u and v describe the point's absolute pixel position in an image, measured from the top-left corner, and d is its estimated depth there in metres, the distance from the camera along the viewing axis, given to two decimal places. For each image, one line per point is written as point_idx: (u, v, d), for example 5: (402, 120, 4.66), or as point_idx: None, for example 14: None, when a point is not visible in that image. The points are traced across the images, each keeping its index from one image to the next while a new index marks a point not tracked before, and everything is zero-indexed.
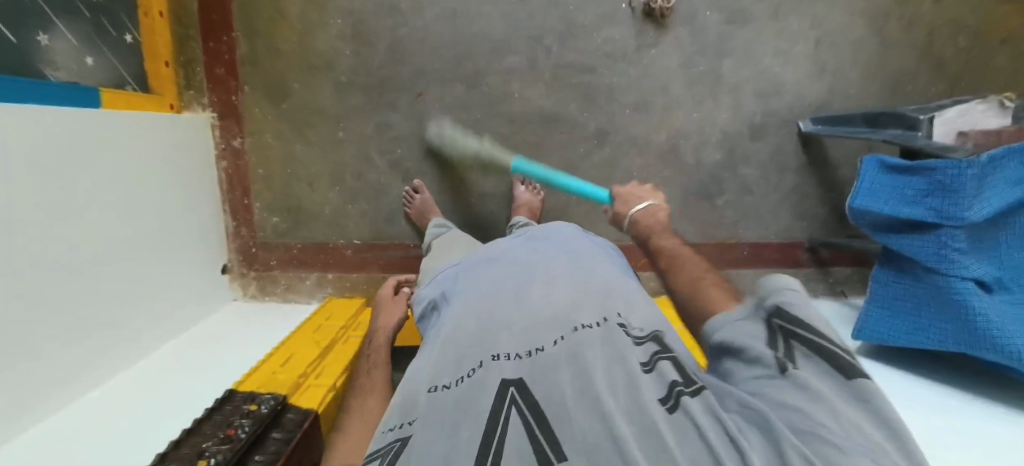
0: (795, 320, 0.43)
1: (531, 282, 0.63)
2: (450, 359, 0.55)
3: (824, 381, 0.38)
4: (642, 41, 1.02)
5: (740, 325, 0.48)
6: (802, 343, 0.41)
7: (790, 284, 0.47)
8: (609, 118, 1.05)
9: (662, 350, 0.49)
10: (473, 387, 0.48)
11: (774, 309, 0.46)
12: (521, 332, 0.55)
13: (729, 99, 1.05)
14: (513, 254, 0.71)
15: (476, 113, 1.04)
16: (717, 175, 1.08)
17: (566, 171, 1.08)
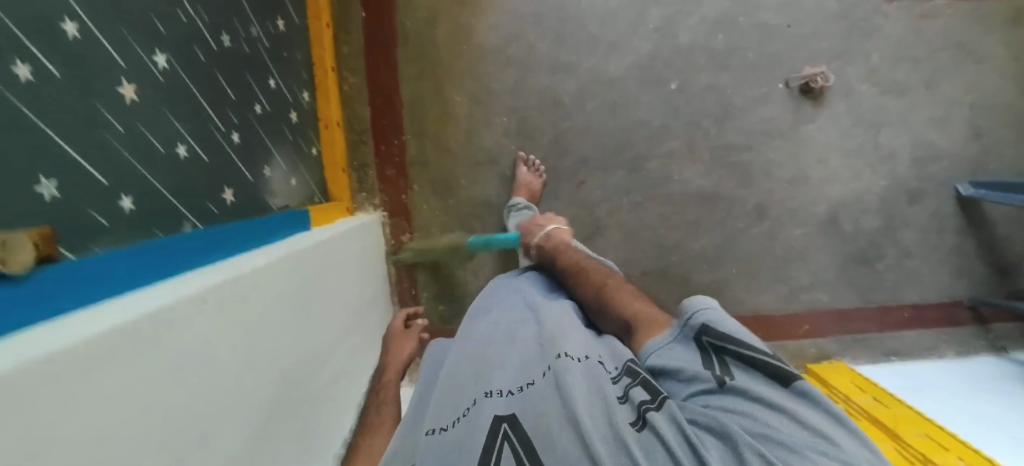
0: (722, 335, 0.53)
1: (518, 328, 0.66)
2: (446, 396, 0.57)
3: (771, 388, 0.46)
4: (800, 117, 1.02)
5: (673, 345, 0.56)
6: (739, 359, 0.50)
7: (711, 304, 0.57)
8: (768, 193, 1.05)
9: (633, 378, 0.53)
10: (469, 426, 0.50)
11: (700, 329, 0.54)
12: (511, 370, 0.58)
13: (886, 167, 1.05)
14: (502, 302, 0.73)
15: (637, 196, 1.05)
16: (876, 240, 1.09)
17: (724, 245, 1.08)
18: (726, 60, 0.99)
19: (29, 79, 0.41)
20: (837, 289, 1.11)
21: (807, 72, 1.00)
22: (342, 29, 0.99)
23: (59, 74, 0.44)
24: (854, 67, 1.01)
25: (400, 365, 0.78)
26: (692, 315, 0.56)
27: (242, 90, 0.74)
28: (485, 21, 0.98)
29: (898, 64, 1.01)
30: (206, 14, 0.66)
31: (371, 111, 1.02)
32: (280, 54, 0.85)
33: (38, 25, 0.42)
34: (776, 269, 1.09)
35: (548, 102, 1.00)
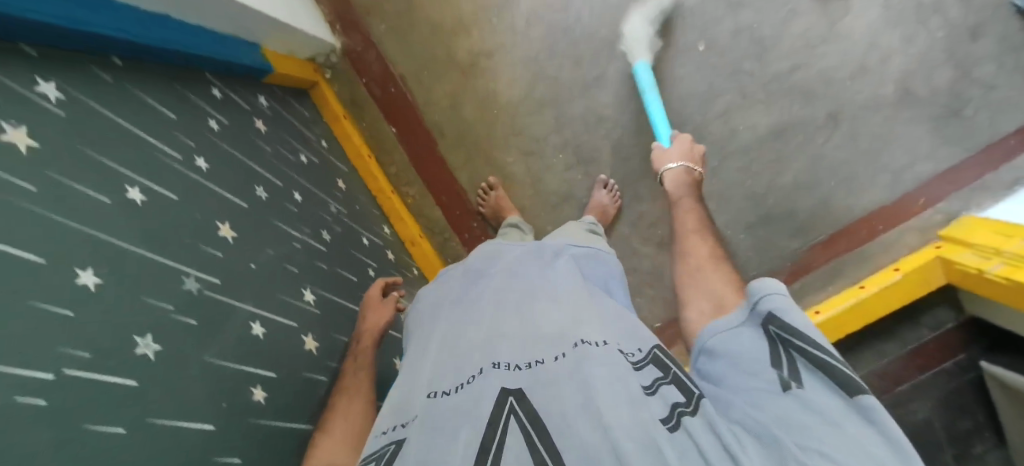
0: (791, 329, 0.37)
1: (538, 290, 0.51)
2: (444, 359, 0.44)
3: (829, 397, 0.32)
4: (833, 16, 0.97)
5: (733, 332, 0.41)
6: (805, 361, 0.34)
7: (781, 287, 0.41)
8: (835, 99, 0.99)
9: (665, 371, 0.39)
10: (463, 404, 0.37)
11: (766, 320, 0.39)
12: (534, 340, 0.43)
13: (939, 19, 0.95)
14: (505, 259, 0.60)
15: (712, 161, 1.03)
16: (956, 90, 0.97)
17: (813, 167, 1.02)
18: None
19: (265, 396, 0.47)
20: (939, 154, 0.99)
21: None
22: (382, 152, 1.00)
23: (274, 372, 0.49)
24: None
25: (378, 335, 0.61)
26: (758, 298, 0.41)
27: (356, 266, 0.76)
28: (503, 75, 0.96)
29: None
30: (306, 224, 0.69)
31: (440, 209, 1.02)
32: (355, 210, 0.87)
33: (244, 347, 0.47)
34: (870, 164, 1.01)
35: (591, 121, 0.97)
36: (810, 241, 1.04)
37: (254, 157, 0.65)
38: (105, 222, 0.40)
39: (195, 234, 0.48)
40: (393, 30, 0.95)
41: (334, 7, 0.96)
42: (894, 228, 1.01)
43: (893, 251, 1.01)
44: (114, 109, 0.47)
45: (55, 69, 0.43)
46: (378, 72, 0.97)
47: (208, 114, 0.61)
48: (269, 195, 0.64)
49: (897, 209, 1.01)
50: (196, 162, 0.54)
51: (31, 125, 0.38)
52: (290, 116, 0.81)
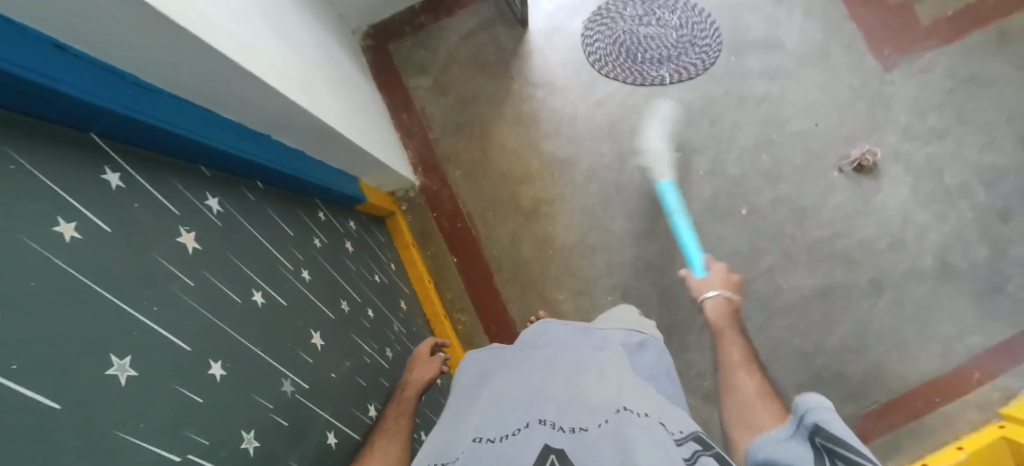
0: (840, 437, 0.40)
1: (585, 363, 0.49)
2: (489, 414, 0.44)
3: None
4: (866, 193, 1.05)
5: (781, 445, 0.44)
6: (853, 464, 0.37)
7: (825, 404, 0.44)
8: (876, 268, 1.04)
9: (706, 447, 0.37)
10: (508, 455, 0.37)
11: (813, 430, 0.43)
12: (580, 404, 0.42)
13: (966, 202, 1.05)
14: (551, 334, 0.57)
15: (759, 317, 1.04)
16: (994, 266, 1.03)
17: (861, 329, 1.03)
18: (778, 173, 1.05)
19: None
20: (988, 327, 1.02)
21: (854, 155, 1.04)
22: (442, 279, 1.06)
23: None
24: (890, 132, 1.05)
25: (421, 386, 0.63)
26: (806, 412, 0.44)
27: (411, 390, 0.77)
28: (562, 222, 1.06)
29: (925, 114, 1.06)
30: (374, 340, 0.71)
31: (490, 338, 1.04)
32: (414, 332, 0.91)
33: (321, 459, 0.49)
34: (919, 331, 1.03)
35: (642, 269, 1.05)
36: (864, 407, 1.02)
37: (342, 273, 0.71)
38: (234, 319, 0.44)
39: (296, 340, 0.52)
40: (467, 175, 1.08)
41: (418, 151, 1.09)
42: (954, 402, 1.01)
43: (954, 425, 1.00)
44: (254, 222, 0.55)
45: (220, 187, 0.52)
46: (448, 208, 1.07)
47: (315, 233, 0.69)
48: (350, 308, 0.68)
49: (953, 382, 1.01)
50: (301, 273, 0.60)
51: (199, 229, 0.45)
52: (371, 241, 0.90)
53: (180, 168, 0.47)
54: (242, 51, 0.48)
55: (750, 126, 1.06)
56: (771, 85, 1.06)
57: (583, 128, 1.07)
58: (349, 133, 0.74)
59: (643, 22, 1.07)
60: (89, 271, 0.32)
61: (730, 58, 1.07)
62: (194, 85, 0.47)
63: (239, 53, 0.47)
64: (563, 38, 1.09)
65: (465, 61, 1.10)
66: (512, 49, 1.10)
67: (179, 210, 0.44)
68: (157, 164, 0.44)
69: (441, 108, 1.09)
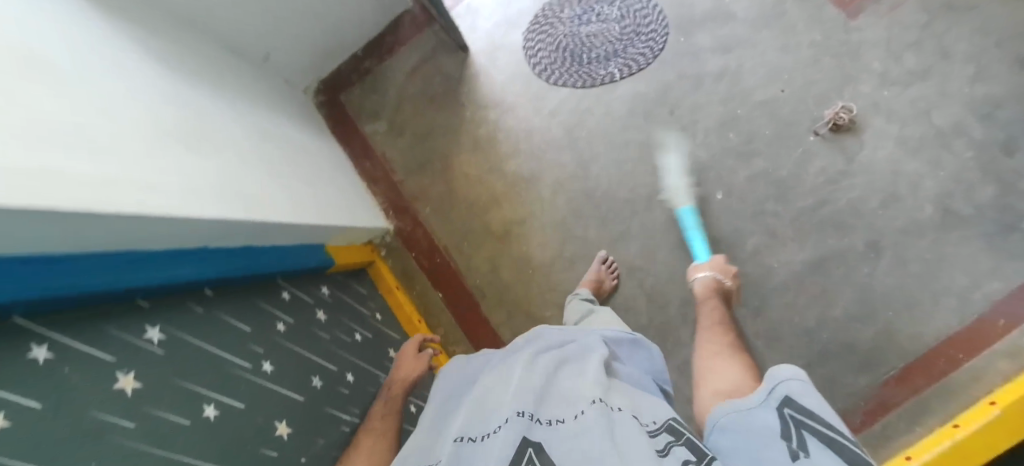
0: (805, 409, 0.43)
1: (565, 365, 0.57)
2: (475, 413, 0.52)
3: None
4: (849, 153, 0.99)
5: (751, 413, 0.46)
6: (813, 435, 0.40)
7: (800, 375, 0.46)
8: (870, 228, 0.98)
9: (675, 436, 0.46)
10: (492, 448, 0.45)
11: (783, 400, 0.45)
12: (558, 401, 0.51)
13: (963, 142, 0.96)
14: (535, 338, 0.65)
15: (754, 301, 1.01)
16: (1006, 205, 0.93)
17: (863, 294, 0.97)
18: (750, 148, 1.01)
19: None
20: (1005, 271, 0.92)
21: (828, 114, 0.98)
22: (431, 316, 1.08)
23: None
24: (865, 82, 0.99)
25: (408, 382, 0.77)
26: (775, 383, 0.47)
27: None
28: (535, 240, 1.05)
29: (901, 55, 0.99)
30: (352, 405, 0.76)
31: None
32: None
33: None
34: (927, 288, 0.95)
35: (624, 273, 1.03)
36: (878, 376, 0.95)
37: (313, 348, 0.75)
38: (175, 444, 0.48)
39: (254, 438, 0.57)
40: (437, 210, 1.09)
41: (387, 195, 1.11)
42: (978, 356, 0.92)
43: (982, 381, 0.90)
44: (201, 334, 0.59)
45: (161, 313, 0.56)
46: (425, 246, 1.09)
47: (278, 317, 0.73)
48: (323, 383, 0.72)
49: (974, 334, 0.92)
50: (262, 367, 0.64)
51: (137, 368, 0.49)
52: (349, 298, 0.94)
53: (109, 314, 0.50)
54: (147, 196, 0.51)
55: (712, 104, 1.02)
56: (727, 58, 1.03)
57: (541, 142, 1.07)
58: (298, 216, 0.78)
59: (583, 22, 1.06)
60: (24, 451, 0.36)
61: (679, 39, 1.05)
62: (108, 239, 0.50)
63: (142, 201, 0.50)
64: (505, 54, 1.10)
65: (415, 96, 1.11)
66: (457, 76, 1.10)
67: (113, 355, 0.48)
68: (83, 321, 0.47)
69: (401, 150, 1.11)
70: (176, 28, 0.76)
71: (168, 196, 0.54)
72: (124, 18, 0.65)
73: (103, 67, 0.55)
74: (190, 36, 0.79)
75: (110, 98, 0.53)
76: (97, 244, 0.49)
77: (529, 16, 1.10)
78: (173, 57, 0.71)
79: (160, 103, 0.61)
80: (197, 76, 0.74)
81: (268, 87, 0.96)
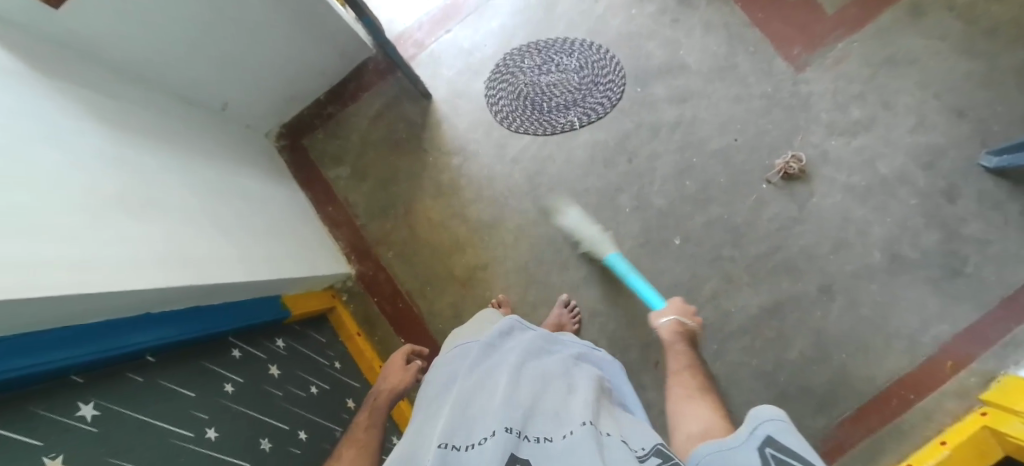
0: (789, 451, 0.41)
1: (552, 379, 0.57)
2: (458, 415, 0.50)
3: None
4: (800, 200, 1.01)
5: (731, 453, 0.43)
6: None
7: (782, 416, 0.43)
8: (824, 272, 0.97)
9: (666, 460, 0.44)
10: (477, 462, 0.44)
11: (765, 442, 0.42)
12: (546, 416, 0.50)
13: (906, 189, 0.98)
14: (519, 341, 0.65)
15: (712, 343, 0.98)
16: (949, 249, 0.94)
17: (819, 337, 0.95)
18: (706, 196, 1.03)
19: None
20: (952, 314, 0.92)
21: (778, 164, 1.01)
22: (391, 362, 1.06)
23: None
24: (813, 132, 1.03)
25: (393, 394, 0.74)
26: (755, 422, 0.44)
27: None
28: (498, 286, 1.04)
29: (845, 108, 1.03)
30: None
31: None
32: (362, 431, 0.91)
33: None
34: (878, 331, 0.93)
35: (585, 317, 1.02)
36: (835, 417, 0.92)
37: (264, 409, 0.72)
38: None
39: None
40: (399, 254, 1.09)
41: (349, 240, 1.12)
42: (928, 396, 0.89)
43: (935, 421, 0.88)
44: (138, 404, 0.55)
45: (96, 389, 0.52)
46: (388, 290, 1.08)
47: (227, 378, 0.69)
48: (273, 445, 0.69)
49: (924, 374, 0.90)
50: (206, 434, 0.60)
51: (66, 451, 0.44)
52: (306, 350, 0.91)
53: (41, 394, 0.46)
54: (72, 273, 0.48)
55: (669, 153, 1.05)
56: (682, 108, 1.07)
57: (503, 188, 1.08)
58: (243, 273, 0.77)
59: (543, 72, 1.12)
60: None
61: (637, 89, 1.09)
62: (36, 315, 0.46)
63: (77, 277, 0.48)
64: (468, 103, 1.14)
65: (379, 142, 1.14)
66: (420, 122, 1.14)
67: (41, 439, 0.42)
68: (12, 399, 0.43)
69: (364, 196, 1.12)
70: (120, 83, 0.75)
71: (105, 270, 0.52)
72: (55, 76, 0.63)
73: (32, 134, 0.52)
74: (140, 91, 0.79)
75: (39, 167, 0.51)
76: (27, 325, 0.46)
77: (490, 66, 1.15)
78: (112, 116, 0.69)
79: (91, 167, 0.59)
80: (139, 132, 0.72)
81: (221, 135, 0.97)
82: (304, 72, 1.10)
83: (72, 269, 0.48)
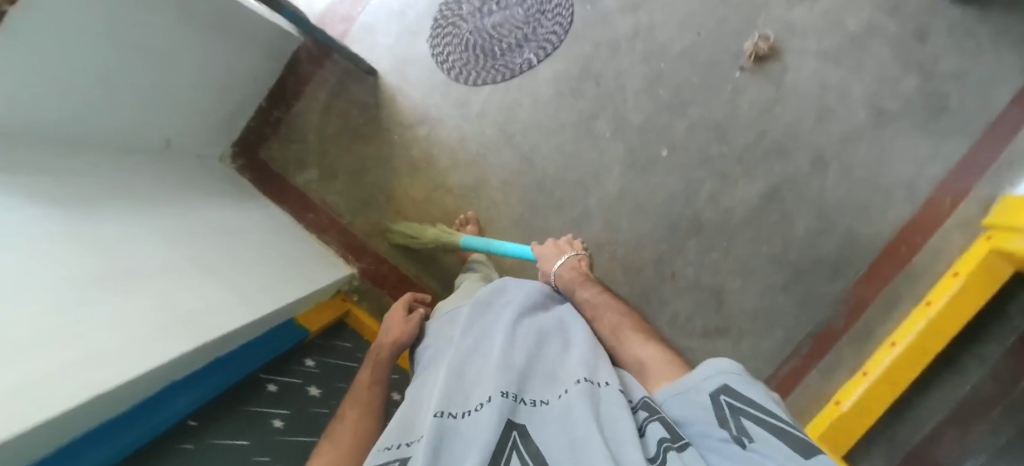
0: (742, 397, 0.43)
1: (546, 337, 0.59)
2: (454, 386, 0.51)
3: (775, 439, 0.39)
4: (776, 79, 0.98)
5: (691, 399, 0.46)
6: (754, 422, 0.41)
7: (737, 367, 0.46)
8: (813, 145, 0.97)
9: (651, 412, 0.45)
10: (474, 426, 0.45)
11: (720, 390, 0.45)
12: (541, 378, 0.52)
13: (878, 39, 0.95)
14: (513, 297, 0.66)
15: (720, 243, 0.99)
16: (930, 89, 0.93)
17: (820, 209, 0.96)
18: (683, 100, 1.00)
19: None
20: (942, 152, 0.92)
21: (748, 48, 0.98)
22: None
23: None
24: (775, 5, 0.98)
25: (396, 343, 0.73)
26: (711, 372, 0.46)
27: None
28: (501, 245, 1.03)
29: None
30: None
31: None
32: None
33: None
34: (875, 188, 0.95)
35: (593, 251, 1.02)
36: (850, 279, 0.95)
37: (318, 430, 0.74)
38: None
39: None
40: (395, 242, 1.07)
41: (341, 241, 1.09)
42: (931, 235, 0.93)
43: (942, 257, 0.92)
44: None
45: None
46: (394, 279, 1.07)
47: (272, 414, 0.71)
48: None
49: (924, 217, 0.93)
50: None
51: None
52: (335, 360, 0.91)
53: None
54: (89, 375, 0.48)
55: (635, 66, 1.01)
56: (637, 15, 1.01)
57: (478, 147, 1.04)
58: (249, 309, 0.75)
59: (485, 14, 1.04)
60: None
61: (586, 7, 1.03)
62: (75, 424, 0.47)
63: (78, 382, 0.47)
64: (417, 68, 1.07)
65: (338, 134, 1.08)
66: (374, 102, 1.07)
67: None
68: None
69: (341, 194, 1.08)
70: (52, 157, 0.69)
71: (111, 358, 0.51)
72: None
73: None
74: (74, 158, 0.73)
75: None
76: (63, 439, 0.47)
77: (428, 23, 1.07)
78: (56, 194, 0.64)
79: (55, 255, 0.55)
80: (90, 202, 0.68)
81: (176, 175, 0.91)
82: (236, 83, 1.01)
83: (68, 378, 0.46)
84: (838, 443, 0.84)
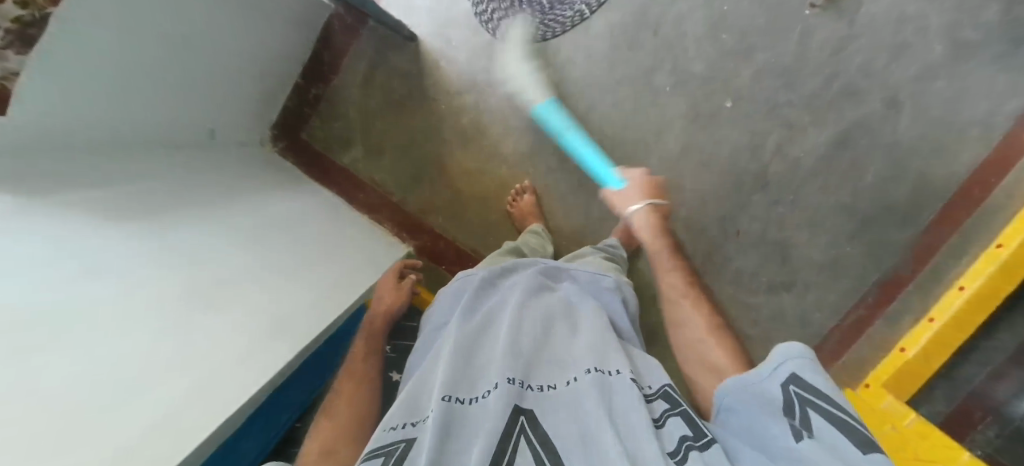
0: (810, 389, 0.44)
1: (553, 319, 0.59)
2: (461, 370, 0.50)
3: (840, 442, 0.40)
4: (848, 15, 0.91)
5: (759, 388, 0.47)
6: (819, 418, 0.42)
7: (809, 354, 0.46)
8: (887, 86, 0.91)
9: (671, 406, 0.48)
10: (483, 412, 0.44)
11: (789, 379, 0.45)
12: (550, 364, 0.52)
13: None
14: (518, 279, 0.66)
15: (788, 195, 0.96)
16: (1016, 17, 0.86)
17: (893, 153, 0.93)
18: (747, 46, 0.94)
19: None
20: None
21: None
22: None
23: None
24: None
25: (388, 314, 0.77)
26: (782, 359, 0.47)
27: None
28: (559, 213, 1.00)
29: None
30: None
31: None
32: None
33: None
34: (950, 128, 0.91)
35: None
36: (921, 225, 0.93)
37: None
38: None
39: None
40: (449, 216, 1.04)
41: (394, 219, 1.05)
42: (1007, 175, 0.89)
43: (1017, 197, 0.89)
44: None
45: None
46: (453, 256, 1.03)
47: None
48: None
49: (1001, 156, 0.90)
50: None
51: None
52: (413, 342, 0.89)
53: None
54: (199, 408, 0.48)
55: (694, 12, 0.95)
56: None
57: None
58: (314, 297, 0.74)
59: None
60: None
61: None
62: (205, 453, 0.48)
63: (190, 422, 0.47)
64: (460, 30, 1.01)
65: (381, 108, 1.04)
66: (416, 71, 1.02)
67: None
68: None
69: (389, 170, 1.05)
70: (112, 162, 0.66)
71: (218, 386, 0.52)
72: (64, 189, 0.55)
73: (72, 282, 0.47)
74: (132, 161, 0.69)
75: (91, 318, 0.46)
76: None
77: None
78: (143, 205, 0.62)
79: (144, 277, 0.54)
80: (164, 208, 0.65)
81: (228, 166, 0.88)
82: (273, 62, 0.96)
83: (174, 413, 0.46)
84: (901, 388, 0.83)
